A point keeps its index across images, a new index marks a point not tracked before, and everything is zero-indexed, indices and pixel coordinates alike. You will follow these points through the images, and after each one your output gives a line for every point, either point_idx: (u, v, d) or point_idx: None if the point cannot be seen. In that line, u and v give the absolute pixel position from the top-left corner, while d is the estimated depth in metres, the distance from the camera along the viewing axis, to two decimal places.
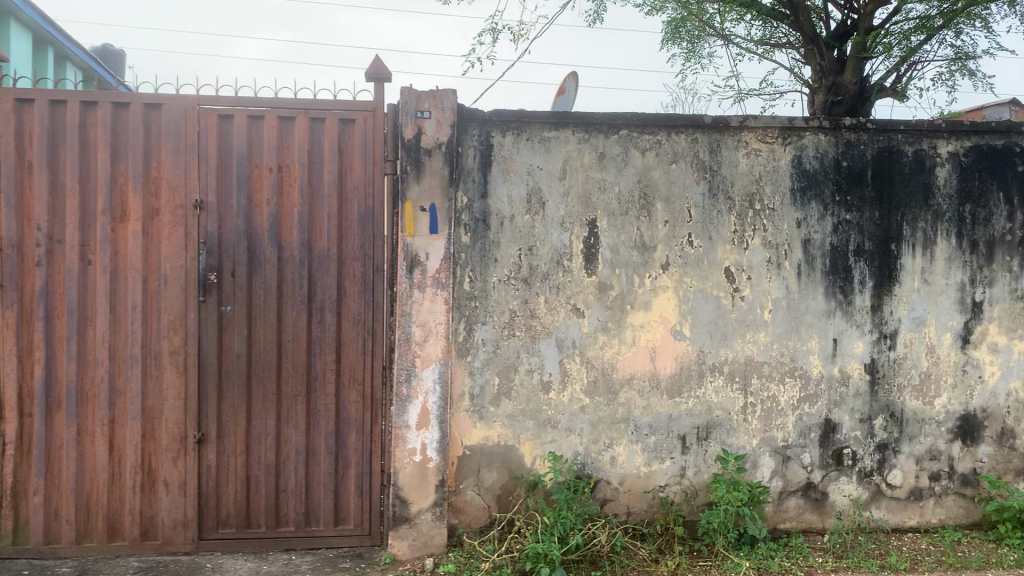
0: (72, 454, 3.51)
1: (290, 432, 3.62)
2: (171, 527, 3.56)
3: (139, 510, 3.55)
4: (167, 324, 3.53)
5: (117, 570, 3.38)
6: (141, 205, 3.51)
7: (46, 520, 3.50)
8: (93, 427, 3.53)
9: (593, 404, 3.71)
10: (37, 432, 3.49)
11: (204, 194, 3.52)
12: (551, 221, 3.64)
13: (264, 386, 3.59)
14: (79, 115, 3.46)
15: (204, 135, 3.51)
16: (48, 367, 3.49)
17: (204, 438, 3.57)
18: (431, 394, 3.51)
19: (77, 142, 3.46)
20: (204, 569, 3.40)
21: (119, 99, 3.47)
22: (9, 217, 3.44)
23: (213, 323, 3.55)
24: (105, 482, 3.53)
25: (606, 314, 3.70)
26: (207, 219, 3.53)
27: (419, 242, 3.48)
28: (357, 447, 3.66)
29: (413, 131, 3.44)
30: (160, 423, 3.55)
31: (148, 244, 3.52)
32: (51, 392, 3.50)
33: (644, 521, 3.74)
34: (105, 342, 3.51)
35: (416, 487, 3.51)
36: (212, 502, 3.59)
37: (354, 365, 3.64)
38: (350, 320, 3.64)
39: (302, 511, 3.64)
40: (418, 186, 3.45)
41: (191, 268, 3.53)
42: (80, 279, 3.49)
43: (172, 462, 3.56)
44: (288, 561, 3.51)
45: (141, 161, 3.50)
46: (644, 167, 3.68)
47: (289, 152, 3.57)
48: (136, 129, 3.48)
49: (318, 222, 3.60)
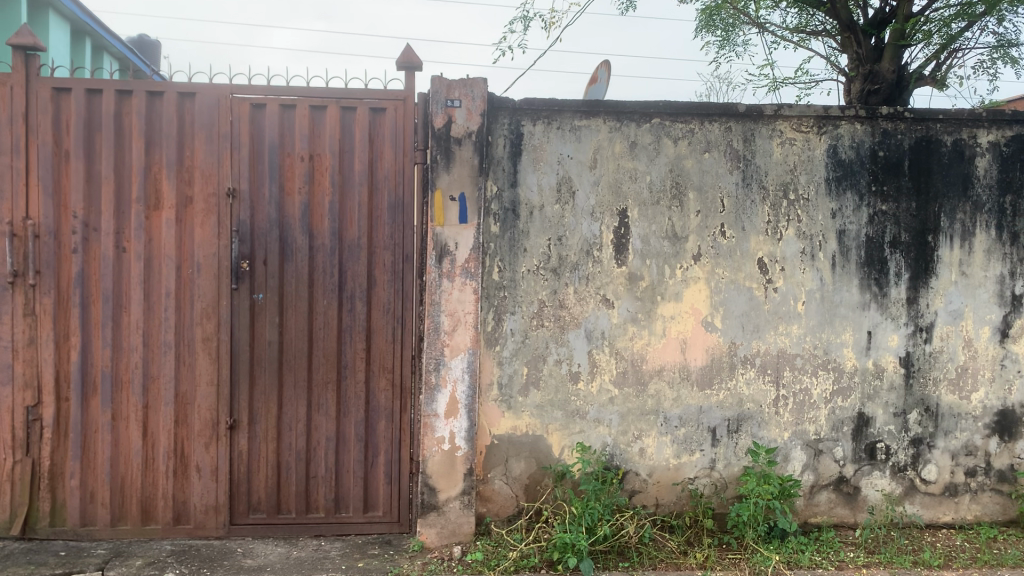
0: (107, 438, 3.56)
1: (320, 419, 3.65)
2: (203, 511, 3.61)
3: (172, 495, 3.60)
4: (200, 311, 3.57)
5: (151, 553, 3.43)
6: (174, 193, 3.55)
7: (82, 502, 3.56)
8: (128, 412, 3.58)
9: (622, 395, 3.69)
10: (74, 417, 3.55)
11: (236, 183, 3.55)
12: (582, 211, 3.62)
13: (295, 374, 3.62)
14: (114, 104, 3.50)
15: (237, 124, 3.53)
16: (84, 353, 3.55)
17: (236, 424, 3.61)
18: (459, 383, 3.52)
19: (112, 131, 3.50)
20: (235, 554, 3.44)
21: (154, 88, 3.50)
22: (46, 204, 3.49)
23: (246, 311, 3.58)
24: (139, 466, 3.59)
25: (636, 304, 3.67)
26: (240, 208, 3.55)
27: (448, 231, 3.47)
28: (386, 435, 3.68)
29: (444, 120, 3.44)
30: (193, 408, 3.60)
31: (182, 232, 3.56)
32: (87, 377, 3.56)
33: (673, 513, 3.72)
34: (139, 329, 3.56)
35: (444, 476, 3.52)
36: (244, 487, 3.63)
37: (384, 353, 3.66)
38: (380, 308, 3.65)
39: (332, 498, 3.67)
40: (448, 175, 3.45)
41: (224, 256, 3.56)
42: (116, 266, 3.54)
43: (205, 448, 3.60)
44: (318, 547, 3.54)
45: (175, 150, 3.53)
46: (676, 156, 3.65)
47: (320, 141, 3.59)
48: (170, 118, 3.52)
49: (349, 211, 3.62)
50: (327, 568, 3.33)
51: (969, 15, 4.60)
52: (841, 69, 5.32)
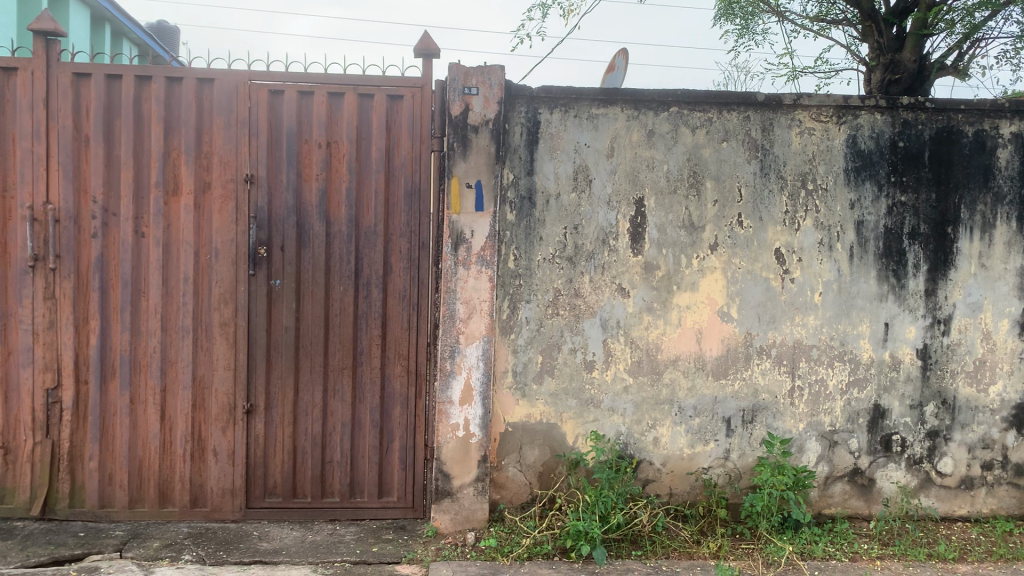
0: (126, 421, 3.60)
1: (336, 405, 3.67)
2: (220, 495, 3.64)
3: (189, 478, 3.64)
4: (218, 297, 3.60)
5: (168, 535, 3.47)
6: (193, 179, 3.57)
7: (101, 484, 3.60)
8: (146, 395, 3.61)
9: (637, 384, 3.69)
10: (92, 400, 3.59)
11: (254, 169, 3.56)
12: (598, 200, 3.61)
13: (311, 359, 3.64)
14: (134, 90, 3.52)
15: (255, 111, 3.55)
16: (103, 337, 3.59)
17: (253, 409, 3.63)
18: (474, 371, 3.53)
19: (131, 116, 3.52)
20: (251, 537, 3.48)
21: (173, 74, 3.52)
22: (67, 189, 3.52)
23: (263, 297, 3.60)
24: (157, 450, 3.62)
25: (652, 294, 3.67)
26: (258, 194, 3.57)
27: (465, 219, 3.48)
28: (401, 421, 3.70)
29: (461, 107, 3.43)
30: (210, 393, 3.63)
31: (200, 218, 3.58)
32: (106, 360, 3.60)
33: (686, 502, 3.73)
34: (158, 313, 3.59)
35: (459, 462, 3.53)
36: (260, 472, 3.66)
37: (399, 340, 3.68)
38: (396, 295, 3.66)
39: (347, 483, 3.69)
40: (465, 163, 3.45)
41: (242, 242, 3.58)
42: (135, 251, 3.57)
43: (222, 432, 3.63)
44: (333, 531, 3.57)
45: (194, 136, 3.55)
46: (694, 145, 3.63)
47: (338, 128, 3.60)
48: (189, 104, 3.53)
49: (366, 198, 3.63)
50: (341, 552, 3.36)
51: (992, 4, 4.54)
52: (862, 59, 5.27)
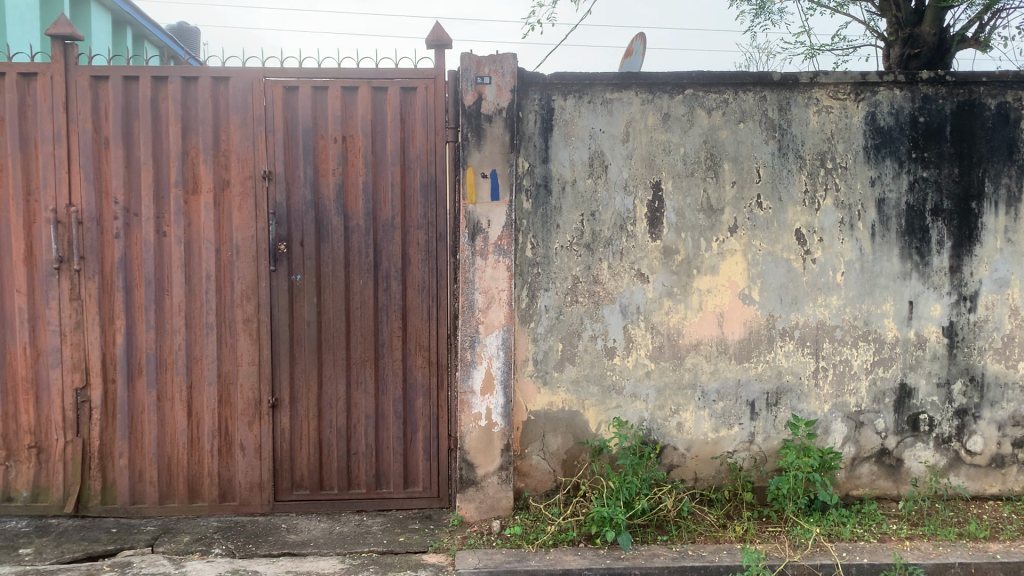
0: (154, 418, 3.65)
1: (359, 397, 3.70)
2: (248, 488, 3.68)
3: (217, 473, 3.68)
4: (240, 293, 3.63)
5: (198, 530, 3.52)
6: (212, 177, 3.60)
7: (132, 481, 3.66)
8: (173, 392, 3.66)
9: (659, 370, 3.68)
10: (120, 398, 3.64)
11: (272, 166, 3.59)
12: (615, 185, 3.60)
13: (334, 352, 3.67)
14: (150, 90, 3.55)
15: (270, 108, 3.57)
16: (129, 336, 3.63)
17: (278, 403, 3.67)
18: (494, 360, 3.53)
19: (149, 117, 3.56)
20: (280, 530, 3.52)
21: (189, 74, 3.55)
22: (88, 190, 3.57)
23: (284, 292, 3.63)
24: (185, 446, 3.67)
25: (671, 278, 3.65)
26: (276, 190, 3.60)
27: (481, 209, 3.48)
28: (424, 412, 3.72)
29: (474, 97, 3.43)
30: (235, 388, 3.67)
31: (220, 216, 3.62)
32: (132, 359, 3.65)
33: (712, 486, 3.72)
34: (182, 311, 3.63)
35: (482, 451, 3.55)
36: (287, 465, 3.70)
37: (420, 332, 3.69)
38: (415, 287, 3.68)
39: (373, 474, 3.72)
40: (479, 153, 3.45)
41: (262, 238, 3.61)
42: (157, 250, 3.61)
43: (248, 427, 3.67)
44: (360, 522, 3.60)
45: (211, 135, 3.58)
46: (710, 127, 3.60)
47: (353, 122, 3.61)
48: (205, 103, 3.56)
49: (382, 191, 3.64)
50: (369, 542, 3.39)
51: None
52: (882, 34, 5.17)
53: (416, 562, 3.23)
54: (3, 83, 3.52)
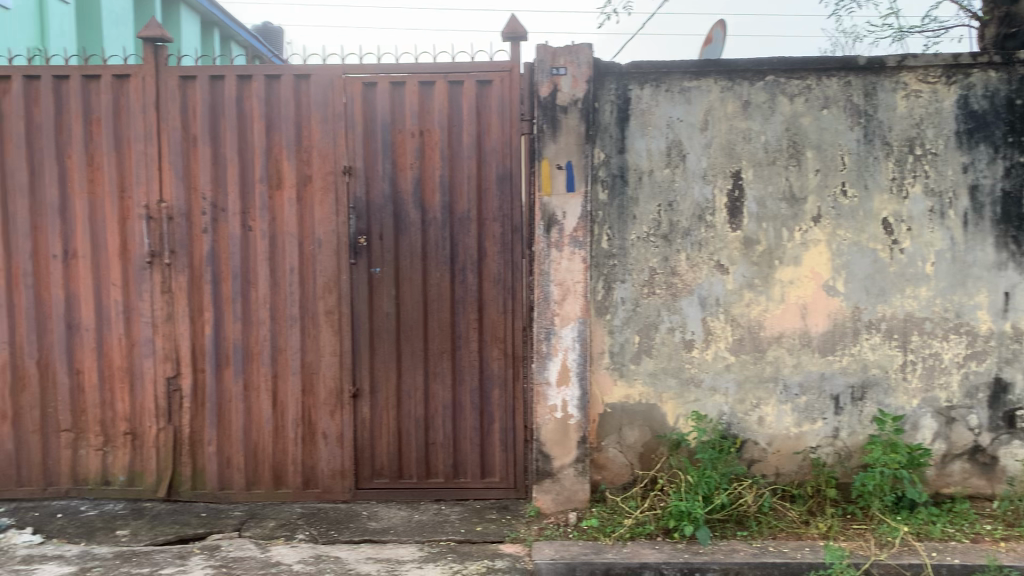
0: (241, 406, 3.77)
1: (437, 388, 3.74)
2: (331, 476, 3.77)
3: (301, 460, 3.78)
4: (322, 285, 3.72)
5: (283, 515, 3.63)
6: (295, 172, 3.69)
7: (221, 467, 3.79)
8: (258, 381, 3.77)
9: (739, 362, 3.62)
10: (209, 387, 3.77)
11: (351, 161, 3.66)
12: (693, 174, 3.54)
13: (412, 344, 3.72)
14: (236, 89, 3.66)
15: (350, 104, 3.64)
16: (217, 327, 3.76)
17: (359, 392, 3.75)
18: (570, 352, 3.52)
19: (235, 115, 3.67)
20: (360, 517, 3.59)
21: (272, 72, 3.64)
22: (178, 187, 3.70)
23: (364, 284, 3.71)
24: (270, 434, 3.78)
25: (752, 269, 3.58)
26: (355, 184, 3.67)
27: (556, 201, 3.47)
28: (501, 403, 3.75)
29: (549, 88, 3.43)
30: (317, 378, 3.76)
31: (302, 210, 3.71)
32: (220, 349, 3.77)
33: (794, 482, 3.63)
34: (266, 303, 3.74)
35: (558, 443, 3.54)
36: (368, 453, 3.78)
37: (496, 324, 3.72)
38: (491, 279, 3.70)
39: (451, 464, 3.77)
40: (555, 144, 3.44)
41: (342, 232, 3.69)
42: (243, 244, 3.73)
43: (330, 415, 3.76)
44: (438, 511, 3.65)
45: (294, 131, 3.67)
46: (792, 114, 3.51)
47: (430, 116, 3.65)
48: (288, 100, 3.65)
49: (459, 184, 3.67)
50: (447, 531, 3.44)
51: None
52: (974, 13, 4.94)
53: (493, 552, 3.26)
54: (99, 85, 3.67)
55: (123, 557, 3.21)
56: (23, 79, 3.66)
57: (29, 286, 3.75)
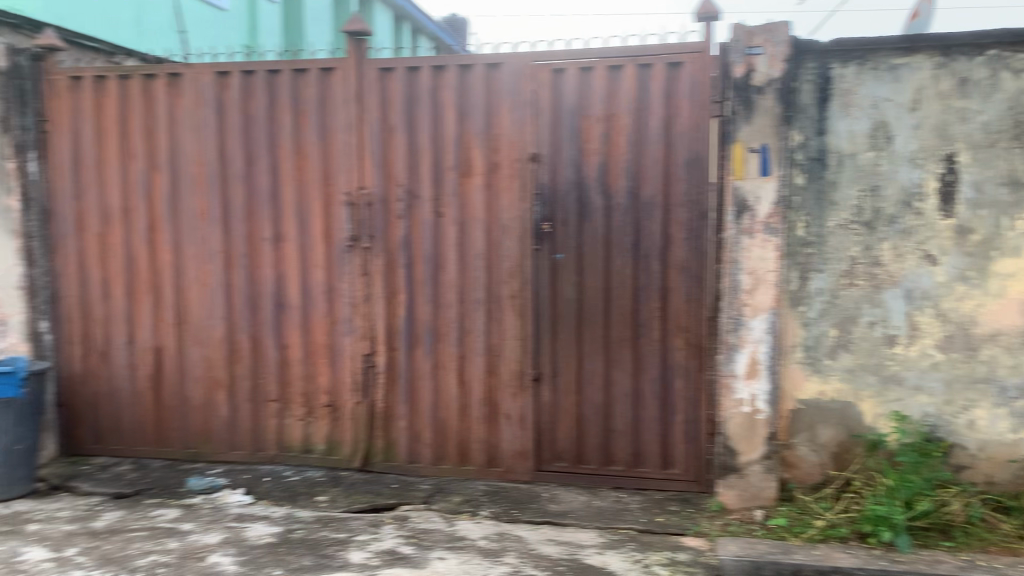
0: (430, 385, 3.92)
1: (619, 375, 3.72)
2: (513, 456, 3.85)
3: (485, 440, 3.88)
4: (507, 270, 3.79)
5: (468, 492, 3.74)
6: (484, 159, 3.78)
7: (410, 442, 3.96)
8: (446, 361, 3.90)
9: (948, 361, 3.36)
10: (400, 364, 3.94)
11: (539, 147, 3.70)
12: (900, 157, 3.32)
13: (594, 330, 3.72)
14: (430, 79, 3.79)
15: (539, 91, 3.68)
16: (408, 308, 3.92)
17: (542, 376, 3.80)
18: (760, 345, 3.41)
19: (429, 104, 3.79)
20: (541, 499, 3.64)
21: (465, 61, 3.74)
22: (375, 173, 3.88)
23: (548, 270, 3.74)
24: (456, 412, 3.90)
25: (965, 260, 3.31)
26: (542, 171, 3.71)
27: (749, 186, 3.36)
28: (684, 393, 3.68)
29: (743, 69, 3.31)
30: (502, 361, 3.84)
31: (491, 196, 3.78)
32: (411, 329, 3.93)
33: (1009, 493, 3.33)
34: (455, 286, 3.85)
35: (745, 438, 3.44)
36: (549, 436, 3.82)
37: (681, 312, 3.64)
38: (677, 267, 3.63)
39: (631, 452, 3.74)
40: (749, 127, 3.33)
41: (528, 217, 3.74)
42: (434, 229, 3.86)
43: (513, 398, 3.83)
44: (618, 499, 3.64)
45: (484, 119, 3.75)
46: (1018, 91, 3.21)
47: (617, 101, 3.62)
48: (479, 89, 3.74)
49: (645, 169, 3.63)
50: (627, 519, 3.42)
51: None
52: None
53: (675, 544, 3.21)
54: (307, 77, 3.91)
55: (323, 522, 3.42)
56: (241, 74, 3.95)
57: (243, 265, 4.05)
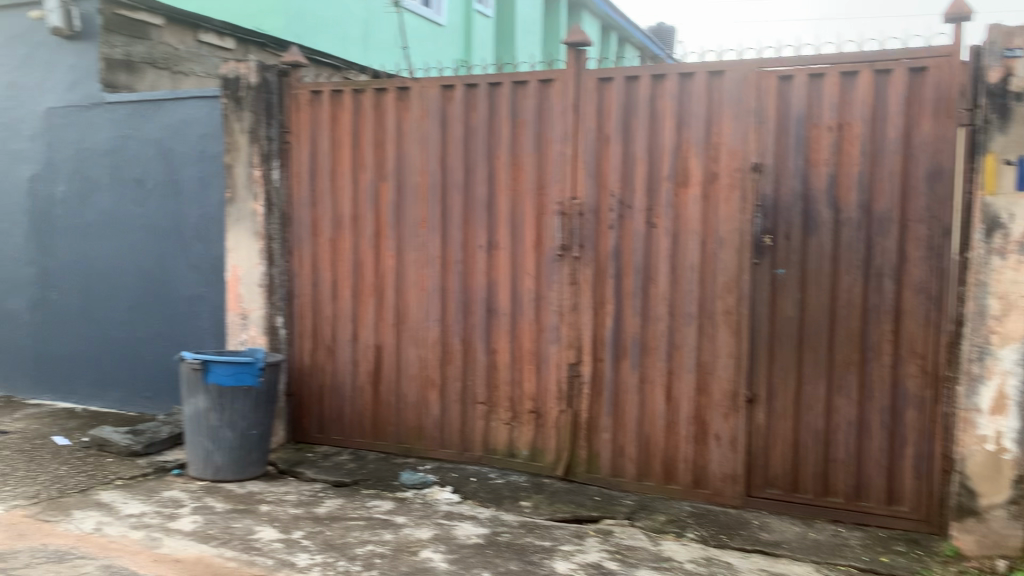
0: (636, 399, 3.86)
1: (841, 401, 3.50)
2: (721, 479, 3.71)
3: (692, 459, 3.76)
4: (722, 284, 3.66)
5: (673, 511, 3.64)
6: (702, 170, 3.68)
7: (614, 455, 3.92)
8: (654, 376, 3.82)
9: None
10: (607, 376, 3.90)
11: (761, 157, 3.55)
12: None
13: (815, 351, 3.52)
14: (649, 89, 3.74)
15: (764, 99, 3.53)
16: (618, 319, 3.88)
17: (755, 397, 3.63)
18: (1009, 378, 3.07)
19: (647, 114, 3.74)
20: (751, 526, 3.48)
21: (686, 70, 3.66)
22: (589, 184, 3.87)
23: (767, 286, 3.58)
24: (663, 428, 3.81)
25: None
26: (764, 182, 3.56)
27: (1003, 201, 3.04)
28: (915, 425, 3.39)
29: (1000, 73, 3.02)
30: (713, 378, 3.71)
31: (708, 208, 3.68)
32: (619, 341, 3.89)
33: None
34: (666, 299, 3.77)
35: (988, 480, 3.11)
36: (761, 460, 3.65)
37: (915, 337, 3.37)
38: (912, 288, 3.37)
39: (852, 484, 3.50)
40: (1004, 136, 3.03)
41: (747, 231, 3.60)
42: (646, 241, 3.79)
43: (723, 417, 3.70)
44: (836, 533, 3.41)
45: (703, 128, 3.65)
46: None
47: (850, 109, 3.41)
48: (700, 98, 3.64)
49: (879, 182, 3.39)
50: (847, 556, 3.19)
51: None
52: None
53: None
54: (526, 89, 3.97)
55: (527, 528, 3.45)
56: (465, 87, 4.09)
57: (459, 271, 4.18)
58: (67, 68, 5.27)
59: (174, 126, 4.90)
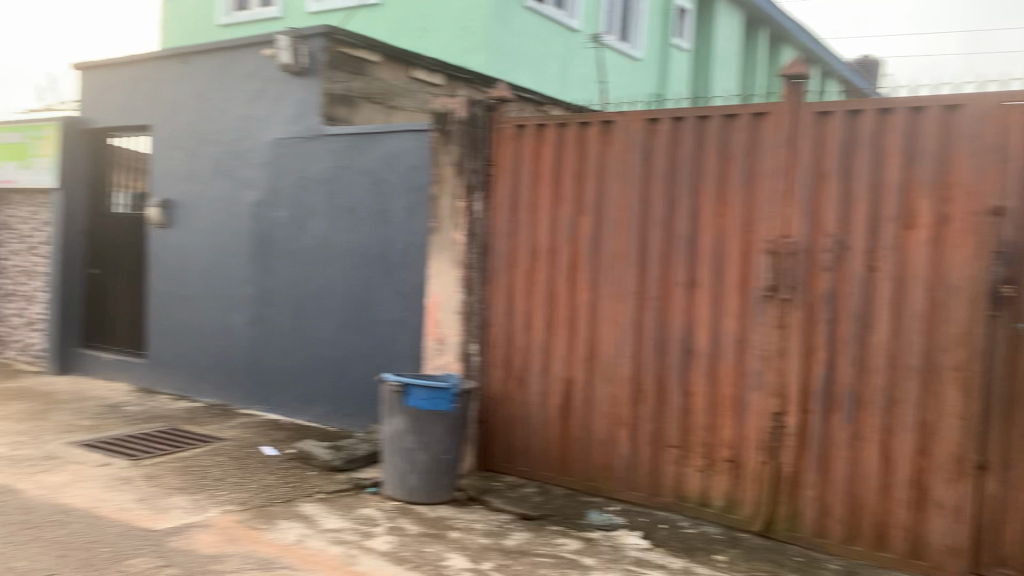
0: (846, 455, 3.57)
1: None
2: (944, 552, 3.36)
3: (909, 526, 3.43)
4: (953, 337, 3.33)
5: None
6: (932, 210, 3.38)
7: (819, 514, 3.64)
8: (868, 432, 3.52)
9: None
10: (814, 428, 3.65)
11: (1003, 200, 3.23)
12: None
13: None
14: (874, 123, 3.49)
15: (1008, 136, 3.23)
16: (829, 368, 3.62)
17: (988, 465, 3.27)
18: None
19: (870, 150, 3.50)
20: None
21: (917, 103, 3.39)
22: (802, 223, 3.66)
23: (1006, 342, 3.24)
24: (876, 490, 3.50)
25: None
26: (1007, 227, 3.22)
27: None
28: None
29: None
30: (937, 440, 3.37)
31: (938, 253, 3.37)
32: (829, 392, 3.62)
33: None
34: (885, 350, 3.48)
35: None
36: (992, 536, 3.27)
37: None
38: None
39: None
40: None
41: (984, 279, 3.27)
42: (864, 286, 3.52)
43: (948, 484, 3.35)
44: None
45: (935, 166, 3.36)
46: None
47: None
48: (933, 133, 3.36)
49: None
50: None
51: None
52: None
53: None
54: (737, 123, 3.83)
55: None
56: (672, 121, 4.01)
57: (656, 309, 4.07)
58: (293, 102, 5.67)
59: (385, 157, 5.13)
